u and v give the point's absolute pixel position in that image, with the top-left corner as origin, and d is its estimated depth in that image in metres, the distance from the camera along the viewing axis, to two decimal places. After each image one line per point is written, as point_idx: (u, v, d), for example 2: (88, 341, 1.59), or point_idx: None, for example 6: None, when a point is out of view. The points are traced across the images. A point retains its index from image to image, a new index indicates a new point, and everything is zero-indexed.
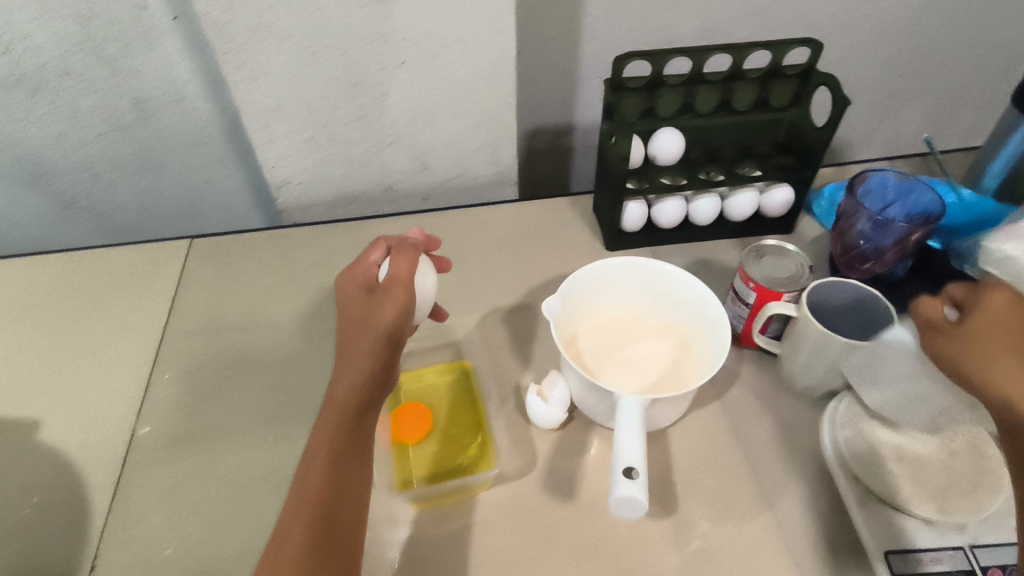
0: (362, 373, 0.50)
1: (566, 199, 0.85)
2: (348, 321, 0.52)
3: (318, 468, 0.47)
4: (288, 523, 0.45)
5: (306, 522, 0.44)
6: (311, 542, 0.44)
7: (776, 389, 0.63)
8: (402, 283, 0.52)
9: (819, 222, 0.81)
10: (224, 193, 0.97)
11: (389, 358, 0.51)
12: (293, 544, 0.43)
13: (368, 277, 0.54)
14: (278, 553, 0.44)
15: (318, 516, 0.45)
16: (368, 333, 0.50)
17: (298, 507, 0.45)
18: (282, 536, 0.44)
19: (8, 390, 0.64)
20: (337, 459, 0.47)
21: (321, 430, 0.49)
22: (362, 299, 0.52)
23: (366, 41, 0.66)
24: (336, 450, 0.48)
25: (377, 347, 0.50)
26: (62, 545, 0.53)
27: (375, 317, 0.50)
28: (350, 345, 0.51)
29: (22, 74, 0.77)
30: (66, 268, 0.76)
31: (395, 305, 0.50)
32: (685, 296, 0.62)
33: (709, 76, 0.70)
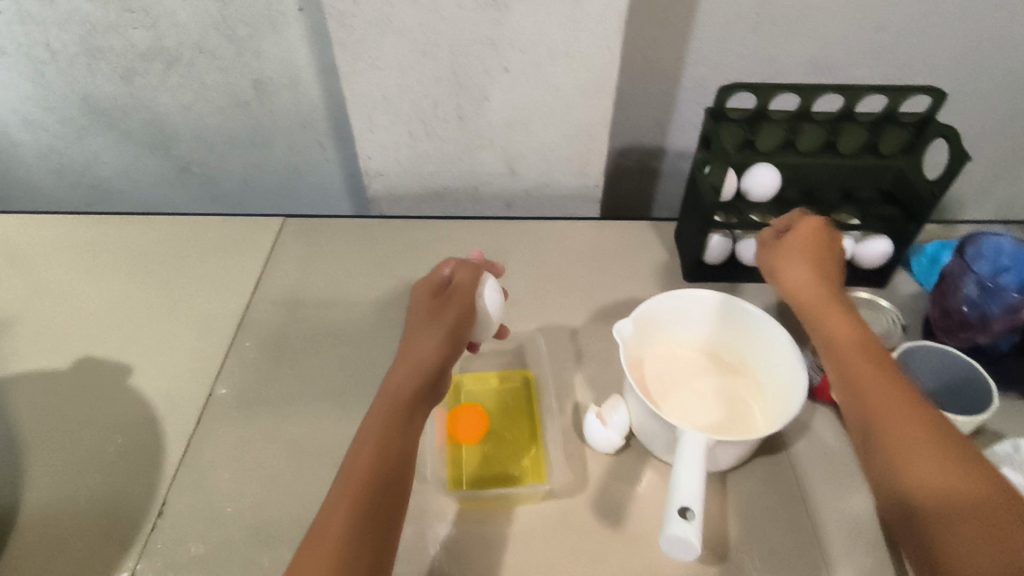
0: (421, 367, 0.52)
1: (649, 223, 0.84)
2: (412, 322, 0.56)
3: (367, 451, 0.47)
4: (334, 504, 0.44)
5: (353, 503, 0.44)
6: (355, 523, 0.43)
7: (849, 449, 0.60)
8: (467, 292, 0.56)
9: (917, 280, 0.76)
10: (320, 176, 1.02)
11: (448, 357, 0.53)
12: (336, 524, 0.43)
13: (436, 285, 0.58)
14: (321, 533, 0.43)
15: (364, 499, 0.44)
16: (431, 330, 0.54)
17: (344, 489, 0.45)
18: (326, 516, 0.44)
19: (109, 335, 0.69)
20: (388, 446, 0.47)
21: (374, 416, 0.49)
22: (429, 302, 0.56)
23: (475, 46, 0.68)
24: (388, 437, 0.47)
25: (438, 342, 0.53)
26: (137, 485, 0.57)
27: (440, 317, 0.54)
28: (411, 341, 0.54)
29: (163, 47, 0.84)
30: (173, 229, 0.81)
31: (458, 309, 0.55)
32: (760, 338, 0.60)
33: (816, 116, 0.69)
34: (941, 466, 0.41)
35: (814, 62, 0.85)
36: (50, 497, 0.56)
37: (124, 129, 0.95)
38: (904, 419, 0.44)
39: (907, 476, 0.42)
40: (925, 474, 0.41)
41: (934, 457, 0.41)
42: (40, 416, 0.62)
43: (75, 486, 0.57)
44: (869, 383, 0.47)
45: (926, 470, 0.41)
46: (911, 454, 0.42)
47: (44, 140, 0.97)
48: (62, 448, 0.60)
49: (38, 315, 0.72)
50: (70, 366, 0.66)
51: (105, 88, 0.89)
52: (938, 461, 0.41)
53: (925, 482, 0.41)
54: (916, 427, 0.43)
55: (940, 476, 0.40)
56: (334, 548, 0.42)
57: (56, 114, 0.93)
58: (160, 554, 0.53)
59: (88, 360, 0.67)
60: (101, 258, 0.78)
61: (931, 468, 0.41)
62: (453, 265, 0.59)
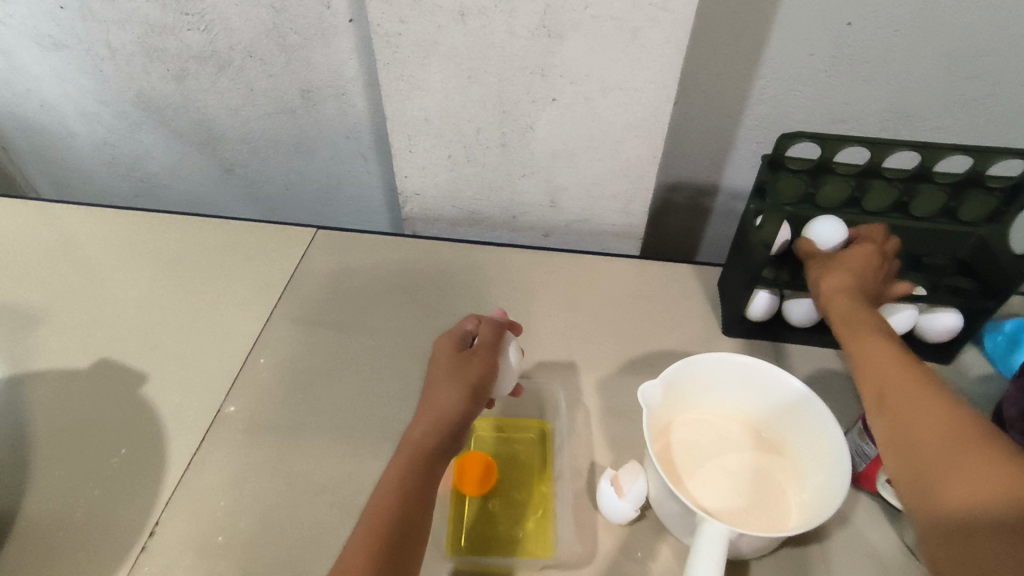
0: (442, 421, 0.51)
1: (693, 269, 0.79)
2: (434, 370, 0.55)
3: (386, 503, 0.47)
4: (349, 556, 0.44)
5: (370, 557, 0.43)
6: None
7: (892, 550, 0.54)
8: (490, 348, 0.55)
9: (991, 361, 0.68)
10: (361, 187, 1.01)
11: (468, 413, 0.52)
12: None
13: (458, 336, 0.56)
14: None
15: (382, 554, 0.44)
16: (454, 383, 0.53)
17: (360, 541, 0.45)
18: (343, 566, 0.43)
19: (131, 339, 0.69)
20: (406, 502, 0.47)
21: (393, 467, 0.49)
22: (452, 352, 0.55)
23: (523, 72, 0.65)
24: (406, 492, 0.47)
25: (461, 396, 0.52)
26: (136, 501, 0.56)
27: (464, 370, 0.53)
28: (433, 393, 0.53)
29: (215, 51, 0.84)
30: (208, 233, 0.81)
31: (484, 365, 0.54)
32: (803, 417, 0.54)
33: (888, 172, 0.62)
34: (976, 471, 0.38)
35: (889, 108, 0.79)
36: (48, 504, 0.56)
37: (174, 127, 0.96)
38: (934, 424, 0.41)
39: (944, 487, 0.38)
40: (960, 480, 0.38)
41: (968, 463, 0.38)
42: (53, 417, 0.62)
43: (75, 494, 0.56)
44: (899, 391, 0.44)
45: (960, 476, 0.38)
46: (946, 462, 0.39)
47: (99, 133, 0.99)
48: (68, 453, 0.59)
49: (67, 310, 0.72)
50: (89, 367, 0.66)
51: (159, 86, 0.90)
52: (972, 467, 0.38)
53: (962, 493, 0.37)
54: (950, 427, 0.40)
55: (977, 481, 0.37)
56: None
57: (110, 109, 0.95)
58: None
59: (107, 362, 0.67)
60: (135, 257, 0.78)
61: (966, 475, 0.38)
62: (476, 320, 0.58)
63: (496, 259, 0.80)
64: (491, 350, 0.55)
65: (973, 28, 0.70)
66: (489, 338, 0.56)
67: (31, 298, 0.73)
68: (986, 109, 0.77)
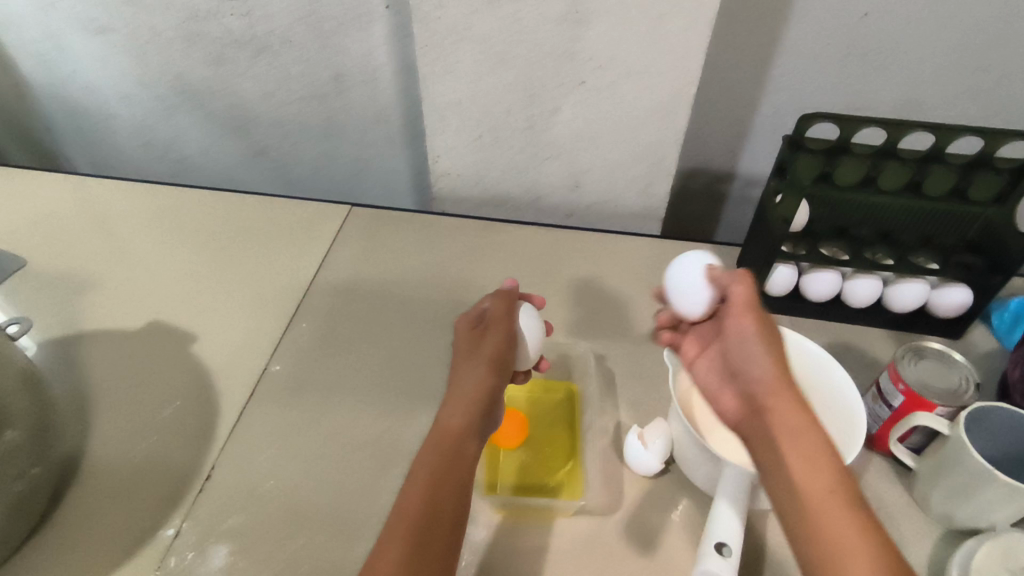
0: (468, 398, 0.53)
1: (711, 248, 0.82)
2: (456, 353, 0.58)
3: (421, 482, 0.48)
4: (390, 531, 0.46)
5: (409, 532, 0.45)
6: (410, 550, 0.44)
7: (901, 505, 0.57)
8: (502, 319, 0.58)
9: (996, 337, 0.72)
10: (387, 171, 1.04)
11: (495, 386, 0.55)
12: (394, 551, 0.44)
13: (473, 318, 0.60)
14: (377, 558, 0.44)
15: (417, 528, 0.46)
16: (473, 363, 0.56)
17: (398, 518, 0.46)
18: (385, 541, 0.45)
19: (179, 304, 0.73)
20: (438, 478, 0.49)
21: (426, 447, 0.51)
22: (469, 335, 0.58)
23: (553, 56, 0.67)
24: (439, 468, 0.49)
25: (480, 374, 0.55)
26: (190, 449, 0.60)
27: (482, 348, 0.56)
28: (456, 374, 0.56)
29: (253, 36, 0.87)
30: (247, 208, 0.85)
31: (501, 336, 0.57)
32: (822, 381, 0.58)
33: (903, 153, 0.64)
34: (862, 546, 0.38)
35: (903, 98, 0.82)
36: (107, 452, 0.59)
37: (210, 110, 0.99)
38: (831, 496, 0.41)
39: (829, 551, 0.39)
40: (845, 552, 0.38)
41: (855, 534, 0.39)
42: (109, 374, 0.66)
43: (133, 443, 0.60)
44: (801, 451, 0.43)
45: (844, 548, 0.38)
46: (832, 532, 0.39)
47: (138, 115, 1.03)
48: (125, 406, 0.63)
49: (117, 277, 0.76)
50: (140, 329, 0.70)
51: (198, 70, 0.94)
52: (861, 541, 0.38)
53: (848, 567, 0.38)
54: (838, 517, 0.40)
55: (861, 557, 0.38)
56: (391, 574, 0.43)
57: (150, 91, 0.98)
58: (203, 519, 0.55)
59: (157, 325, 0.70)
60: (178, 230, 0.82)
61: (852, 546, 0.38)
62: (490, 296, 0.61)
63: (522, 237, 0.83)
64: (504, 324, 0.57)
65: (986, 20, 0.73)
66: (500, 313, 0.58)
67: (81, 265, 0.77)
68: (997, 99, 0.80)
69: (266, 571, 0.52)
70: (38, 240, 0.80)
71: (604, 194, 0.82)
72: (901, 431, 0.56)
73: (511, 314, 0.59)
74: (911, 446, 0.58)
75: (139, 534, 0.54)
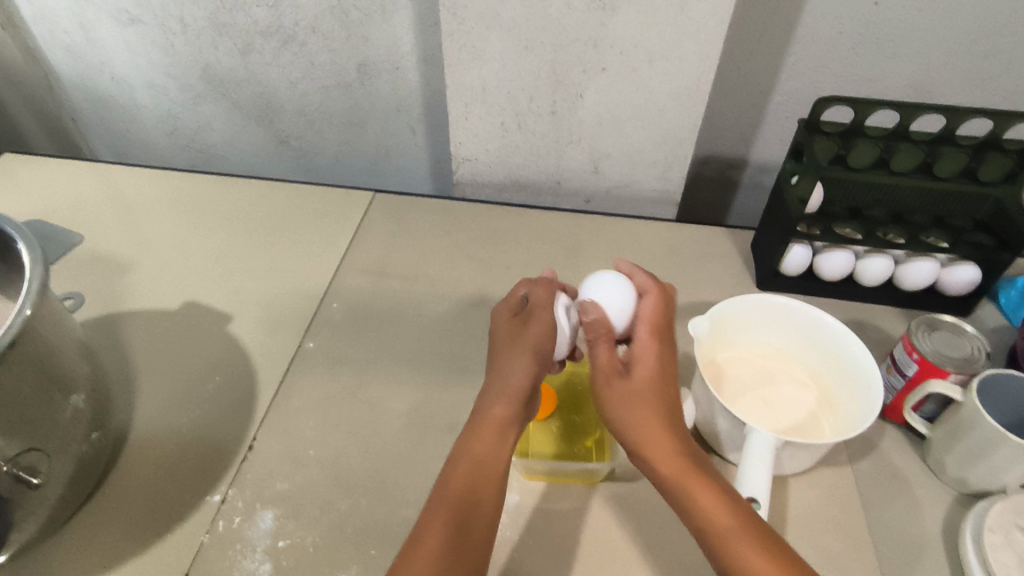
0: (513, 391, 0.51)
1: (726, 232, 0.85)
2: (497, 342, 0.55)
3: (459, 473, 0.48)
4: (429, 516, 0.46)
5: (446, 519, 0.45)
6: (448, 541, 0.44)
7: (915, 472, 0.60)
8: (546, 307, 0.55)
9: (1004, 314, 0.74)
10: (407, 159, 1.07)
11: (537, 378, 0.52)
12: (432, 538, 0.44)
13: (514, 305, 0.57)
14: (417, 542, 0.44)
15: (459, 516, 0.46)
16: (513, 355, 0.53)
17: (436, 509, 0.46)
18: (425, 523, 0.45)
19: (214, 285, 0.75)
20: (474, 474, 0.48)
21: (466, 440, 0.49)
22: (509, 325, 0.55)
23: (578, 43, 0.69)
24: (478, 465, 0.48)
25: (521, 365, 0.52)
26: (232, 421, 0.62)
27: (524, 338, 0.53)
28: (496, 365, 0.53)
29: (280, 26, 0.90)
30: (275, 195, 0.88)
31: (546, 326, 0.54)
32: (840, 349, 0.60)
33: (915, 136, 0.68)
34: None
35: (912, 86, 0.84)
36: (153, 424, 0.62)
37: (234, 100, 1.02)
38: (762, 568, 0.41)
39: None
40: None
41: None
42: (151, 350, 0.68)
43: (177, 415, 0.62)
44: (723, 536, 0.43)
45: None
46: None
47: (163, 105, 1.05)
48: (168, 380, 0.65)
49: (153, 259, 0.78)
50: (178, 308, 0.73)
51: (224, 60, 0.96)
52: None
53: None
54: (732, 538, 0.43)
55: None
56: (430, 559, 0.43)
57: (176, 82, 1.01)
58: (250, 485, 0.57)
59: (194, 304, 0.73)
60: (210, 214, 0.84)
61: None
62: (528, 284, 0.58)
63: (542, 222, 0.86)
64: (548, 313, 0.54)
65: (996, 7, 0.75)
66: (544, 301, 0.55)
67: (118, 247, 0.80)
68: (1003, 85, 0.83)
69: (313, 533, 0.54)
70: (75, 224, 0.82)
71: (622, 179, 0.84)
72: (916, 400, 0.59)
73: (555, 302, 0.56)
74: (924, 415, 0.61)
75: (188, 500, 0.56)
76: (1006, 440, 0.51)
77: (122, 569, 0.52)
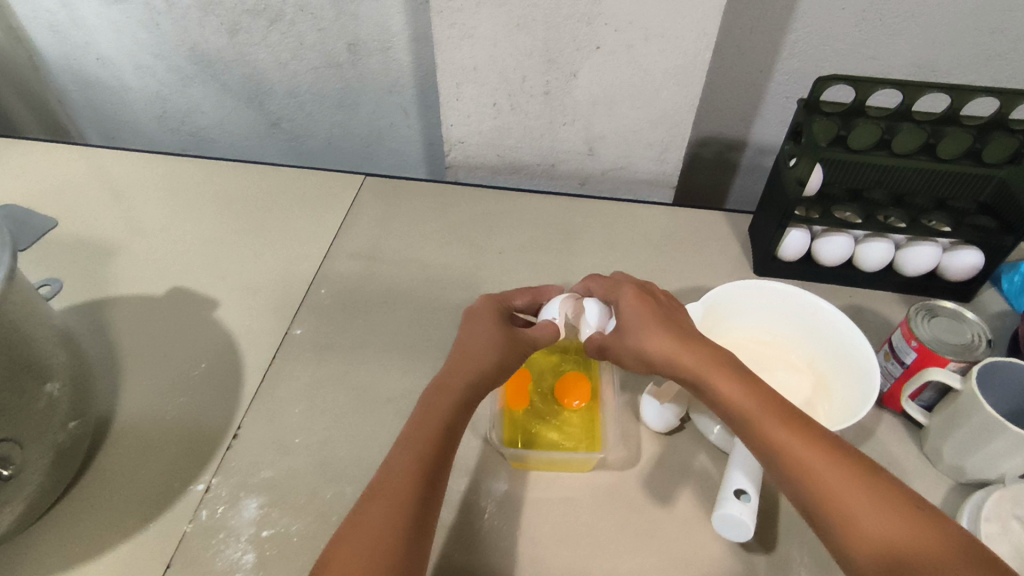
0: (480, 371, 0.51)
1: (723, 217, 0.83)
2: (472, 335, 0.54)
3: (428, 426, 0.46)
4: (393, 472, 0.43)
5: (413, 474, 0.43)
6: (411, 500, 0.42)
7: (911, 458, 0.59)
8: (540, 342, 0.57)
9: (1005, 299, 0.73)
10: (400, 142, 1.05)
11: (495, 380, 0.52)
12: (396, 498, 0.41)
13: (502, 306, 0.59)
14: (383, 496, 0.42)
15: (425, 477, 0.43)
16: (502, 349, 0.53)
17: (406, 468, 0.43)
18: (385, 485, 0.42)
19: (200, 270, 0.74)
20: (442, 439, 0.46)
21: (430, 411, 0.47)
22: (496, 323, 0.56)
23: (571, 20, 0.67)
24: (442, 430, 0.46)
25: (506, 356, 0.53)
26: (217, 407, 0.61)
27: (513, 339, 0.55)
28: (473, 346, 0.53)
29: (267, 5, 0.87)
30: (264, 177, 0.86)
31: (547, 338, 0.57)
32: (838, 339, 0.58)
33: (917, 116, 0.64)
34: (899, 525, 0.37)
35: (917, 65, 0.82)
36: (138, 412, 0.61)
37: (224, 81, 1.00)
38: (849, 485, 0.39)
39: (844, 530, 0.38)
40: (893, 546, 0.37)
41: (882, 512, 0.38)
42: (136, 336, 0.67)
43: (161, 402, 0.62)
44: (813, 471, 0.41)
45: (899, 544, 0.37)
46: (860, 517, 0.38)
47: (152, 87, 1.03)
48: (153, 367, 0.64)
49: (140, 243, 0.77)
50: (163, 295, 0.71)
51: (211, 40, 0.94)
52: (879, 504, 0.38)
53: (879, 540, 0.37)
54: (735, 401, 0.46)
55: (897, 534, 0.37)
56: (399, 503, 0.41)
57: (163, 63, 0.99)
58: (234, 473, 0.56)
59: (179, 290, 0.72)
60: (197, 197, 0.83)
61: (870, 510, 0.38)
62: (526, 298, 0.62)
63: (535, 205, 0.84)
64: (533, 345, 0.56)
65: None
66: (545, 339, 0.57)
67: (102, 232, 0.78)
68: (1009, 64, 0.80)
69: (298, 521, 0.53)
70: (60, 208, 0.81)
71: (618, 161, 0.82)
72: (915, 387, 0.58)
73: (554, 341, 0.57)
74: (922, 403, 0.60)
75: (173, 488, 0.55)
76: (1005, 429, 0.50)
77: (107, 557, 0.51)
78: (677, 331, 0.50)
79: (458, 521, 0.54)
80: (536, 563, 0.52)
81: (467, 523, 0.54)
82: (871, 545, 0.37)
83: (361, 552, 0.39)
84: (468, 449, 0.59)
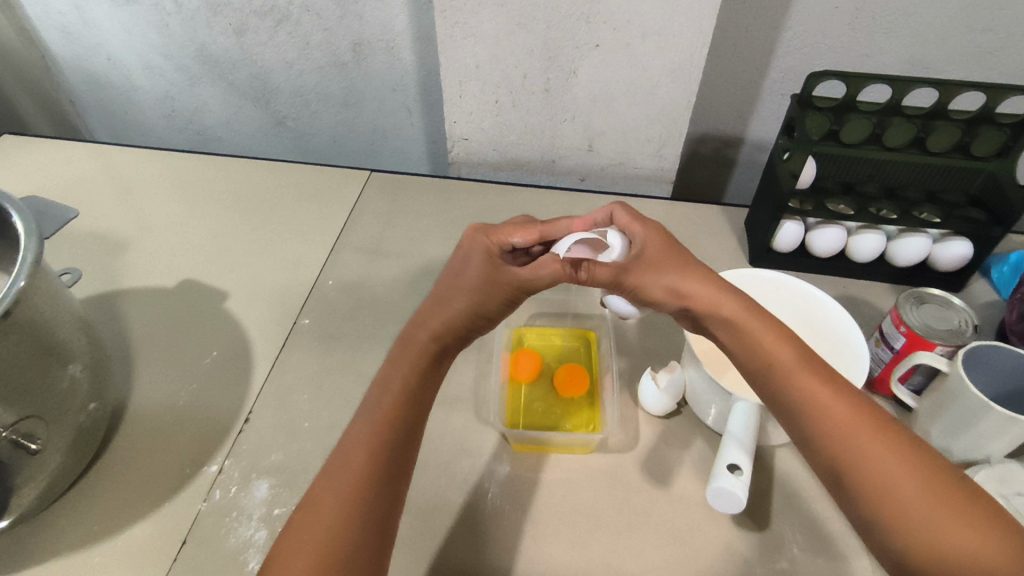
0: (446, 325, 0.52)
1: (720, 211, 0.85)
2: (457, 281, 0.53)
3: (390, 397, 0.48)
4: (352, 447, 0.45)
5: (371, 450, 0.45)
6: (370, 478, 0.44)
7: None
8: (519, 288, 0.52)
9: (995, 289, 0.75)
10: (404, 139, 1.07)
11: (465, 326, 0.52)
12: (353, 473, 0.44)
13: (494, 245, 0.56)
14: (338, 473, 0.44)
15: (386, 455, 0.45)
16: (478, 295, 0.52)
17: (363, 442, 0.46)
18: (343, 461, 0.45)
19: (210, 262, 0.76)
20: (405, 409, 0.48)
21: (394, 372, 0.50)
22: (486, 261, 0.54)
23: (570, 19, 0.69)
24: (405, 400, 0.48)
25: (477, 307, 0.52)
26: (228, 394, 0.63)
27: (495, 281, 0.52)
28: (449, 296, 0.53)
29: (274, 5, 0.89)
30: (270, 173, 0.88)
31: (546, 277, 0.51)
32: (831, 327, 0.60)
33: (908, 110, 0.65)
34: (952, 520, 0.38)
35: (910, 62, 0.84)
36: (151, 399, 0.63)
37: (231, 80, 1.02)
38: (904, 481, 0.40)
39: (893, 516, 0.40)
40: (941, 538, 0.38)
41: (933, 503, 0.39)
42: (148, 326, 0.69)
43: (174, 389, 0.64)
44: (866, 451, 0.42)
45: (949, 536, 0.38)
46: (913, 513, 0.39)
47: (160, 86, 1.05)
48: (166, 356, 0.66)
49: (150, 238, 0.79)
50: (174, 287, 0.73)
51: (219, 40, 0.96)
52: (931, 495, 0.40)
53: (926, 535, 0.38)
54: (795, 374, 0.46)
55: (945, 525, 0.38)
56: (357, 476, 0.44)
57: (172, 62, 1.01)
58: (246, 456, 0.58)
59: (190, 282, 0.74)
60: (205, 193, 0.85)
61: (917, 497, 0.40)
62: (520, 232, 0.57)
63: (536, 201, 0.86)
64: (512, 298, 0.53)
65: None
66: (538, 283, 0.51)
67: (113, 226, 0.80)
68: (999, 61, 0.82)
69: None
70: (72, 202, 0.83)
71: (617, 156, 0.84)
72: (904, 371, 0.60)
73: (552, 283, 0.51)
74: (912, 387, 0.62)
75: (186, 471, 0.57)
76: (991, 410, 0.52)
77: (123, 536, 0.53)
78: (681, 272, 0.51)
79: (463, 502, 0.56)
80: (538, 541, 0.54)
81: (471, 503, 0.56)
82: (913, 541, 0.39)
83: (316, 526, 0.42)
84: (473, 434, 0.61)
